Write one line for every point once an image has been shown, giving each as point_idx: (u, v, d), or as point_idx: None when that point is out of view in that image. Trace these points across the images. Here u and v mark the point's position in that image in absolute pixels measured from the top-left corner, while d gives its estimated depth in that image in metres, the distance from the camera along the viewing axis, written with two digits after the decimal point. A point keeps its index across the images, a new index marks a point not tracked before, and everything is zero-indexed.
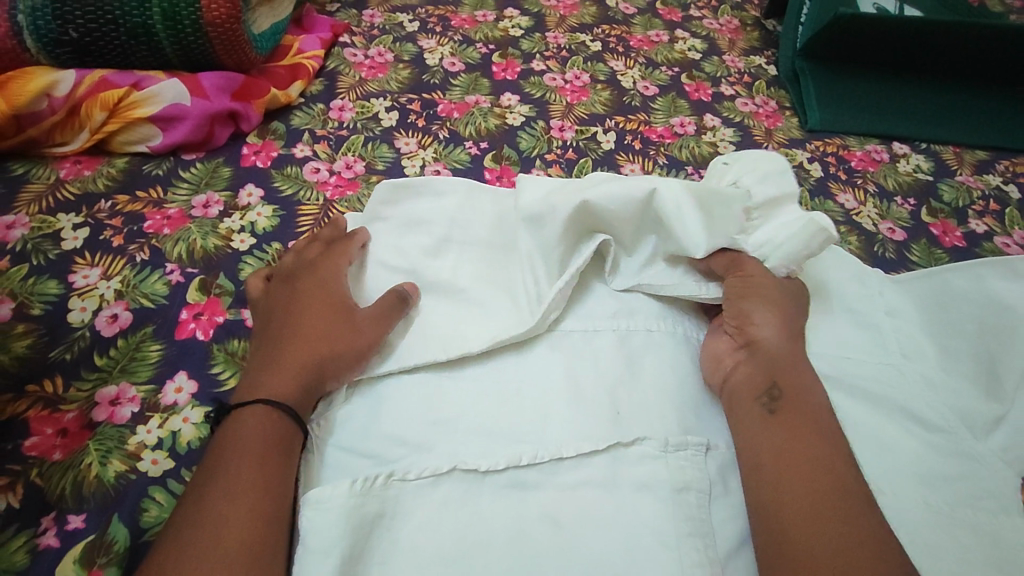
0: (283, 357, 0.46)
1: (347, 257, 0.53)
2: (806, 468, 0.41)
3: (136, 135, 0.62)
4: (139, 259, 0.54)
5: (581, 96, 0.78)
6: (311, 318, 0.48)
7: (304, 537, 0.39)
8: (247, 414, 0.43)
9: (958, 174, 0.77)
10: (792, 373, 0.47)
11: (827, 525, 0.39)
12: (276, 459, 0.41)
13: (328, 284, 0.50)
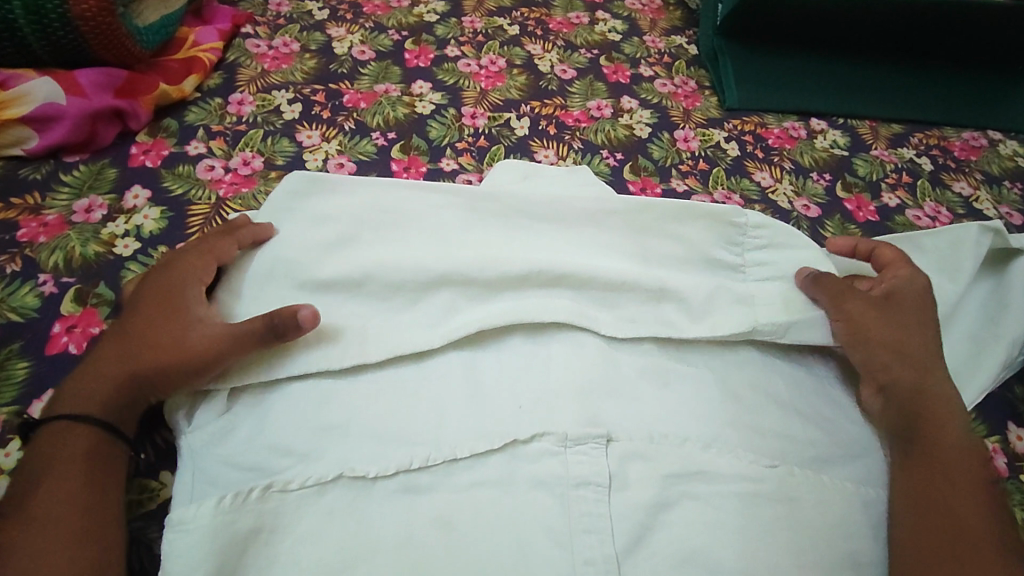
0: (119, 363, 0.44)
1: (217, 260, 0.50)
2: (950, 499, 0.44)
3: (8, 138, 0.58)
4: (9, 271, 0.51)
5: (496, 81, 0.76)
6: (156, 326, 0.45)
7: (166, 562, 0.38)
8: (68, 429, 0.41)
9: (874, 147, 0.78)
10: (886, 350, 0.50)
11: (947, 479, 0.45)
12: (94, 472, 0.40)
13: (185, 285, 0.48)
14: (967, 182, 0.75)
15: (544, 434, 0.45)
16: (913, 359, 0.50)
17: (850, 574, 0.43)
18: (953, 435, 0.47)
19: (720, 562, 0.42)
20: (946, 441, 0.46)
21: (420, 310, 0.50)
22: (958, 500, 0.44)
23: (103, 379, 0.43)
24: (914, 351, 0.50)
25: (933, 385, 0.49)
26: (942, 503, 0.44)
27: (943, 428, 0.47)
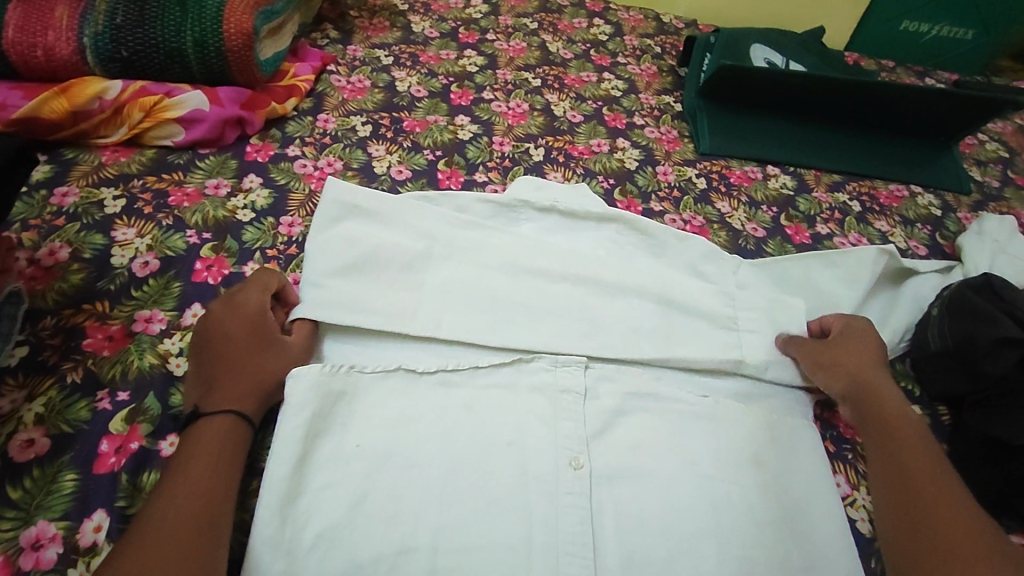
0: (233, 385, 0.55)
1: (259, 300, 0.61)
2: (905, 473, 0.58)
3: (163, 132, 0.78)
4: (165, 224, 0.70)
5: (521, 120, 0.98)
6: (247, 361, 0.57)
7: (288, 397, 0.55)
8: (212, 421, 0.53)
9: (815, 191, 0.98)
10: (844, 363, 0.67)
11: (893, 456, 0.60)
12: (229, 441, 0.52)
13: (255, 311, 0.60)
14: (887, 222, 0.95)
15: (538, 358, 0.64)
16: (860, 369, 0.67)
17: (753, 468, 0.60)
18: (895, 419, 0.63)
19: (658, 450, 0.59)
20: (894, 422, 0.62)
21: (458, 269, 0.69)
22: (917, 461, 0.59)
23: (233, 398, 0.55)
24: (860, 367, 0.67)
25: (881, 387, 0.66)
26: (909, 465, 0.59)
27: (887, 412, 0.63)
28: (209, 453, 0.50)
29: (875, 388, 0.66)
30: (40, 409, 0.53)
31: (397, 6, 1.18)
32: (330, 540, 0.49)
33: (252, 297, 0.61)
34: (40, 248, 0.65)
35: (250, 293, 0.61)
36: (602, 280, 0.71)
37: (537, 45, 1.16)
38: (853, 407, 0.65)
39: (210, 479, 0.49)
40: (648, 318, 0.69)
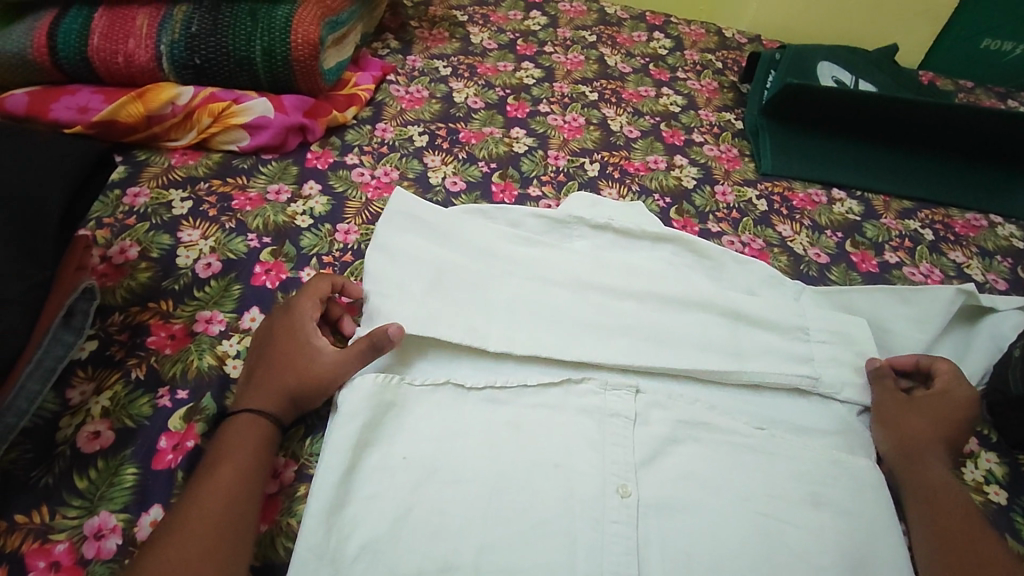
0: (268, 384, 0.56)
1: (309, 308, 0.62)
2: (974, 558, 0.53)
3: (229, 137, 0.81)
4: (228, 227, 0.72)
5: (576, 134, 0.97)
6: (288, 362, 0.58)
7: (342, 403, 0.56)
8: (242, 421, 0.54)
9: (884, 217, 0.93)
10: (912, 426, 0.63)
11: (958, 540, 0.55)
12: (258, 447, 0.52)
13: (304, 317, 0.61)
14: (963, 253, 0.90)
15: (587, 379, 0.62)
16: (925, 439, 0.62)
17: (810, 509, 0.57)
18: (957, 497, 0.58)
19: (710, 482, 0.57)
20: (957, 511, 0.57)
21: (510, 284, 0.68)
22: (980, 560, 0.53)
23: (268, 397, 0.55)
24: (926, 434, 0.62)
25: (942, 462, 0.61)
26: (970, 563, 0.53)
27: (944, 497, 0.58)
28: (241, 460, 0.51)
29: (937, 461, 0.61)
30: (106, 403, 0.55)
31: (457, 18, 1.19)
32: (372, 551, 0.49)
33: (303, 305, 0.62)
34: (111, 246, 0.68)
35: (305, 300, 0.63)
36: (656, 302, 0.70)
37: (595, 58, 1.15)
38: (910, 477, 0.60)
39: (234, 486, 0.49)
40: (702, 344, 0.67)
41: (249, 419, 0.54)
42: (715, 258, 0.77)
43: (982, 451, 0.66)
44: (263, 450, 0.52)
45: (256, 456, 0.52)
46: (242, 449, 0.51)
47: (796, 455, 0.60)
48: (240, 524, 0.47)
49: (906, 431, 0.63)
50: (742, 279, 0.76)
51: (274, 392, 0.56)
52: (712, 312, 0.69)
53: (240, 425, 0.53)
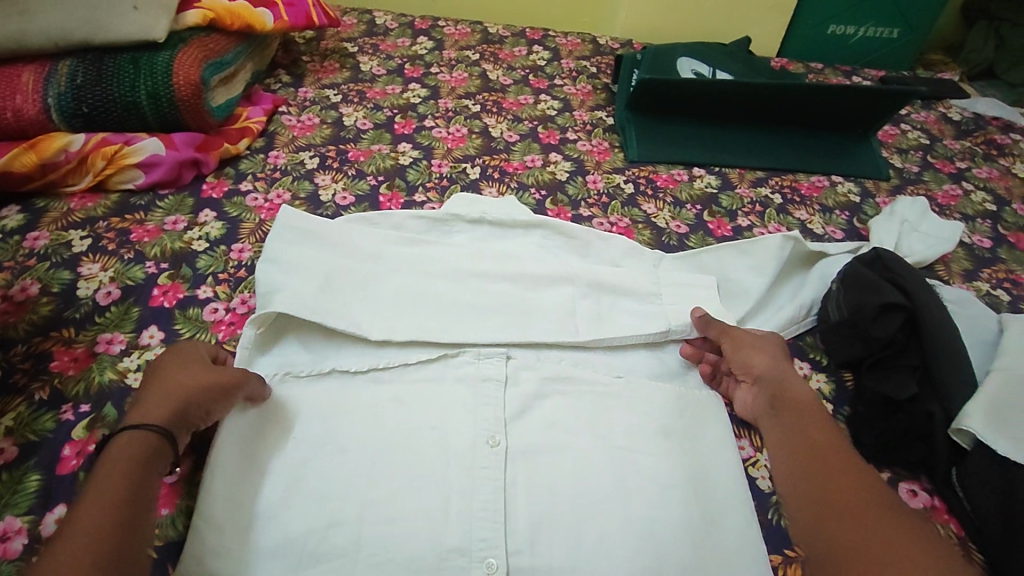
0: (155, 404, 0.55)
1: (202, 348, 0.62)
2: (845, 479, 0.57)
3: (125, 177, 0.87)
4: (126, 258, 0.78)
5: (459, 143, 1.06)
6: (175, 384, 0.57)
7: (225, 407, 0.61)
8: (124, 440, 0.51)
9: (738, 187, 1.05)
10: (756, 365, 0.69)
11: (829, 465, 0.59)
12: (141, 465, 0.51)
13: (194, 352, 0.61)
14: (806, 211, 1.02)
15: (462, 351, 0.70)
16: (776, 379, 0.68)
17: (661, 437, 0.65)
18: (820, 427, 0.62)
19: (572, 426, 0.65)
20: (829, 447, 0.60)
21: (392, 277, 0.75)
22: (857, 495, 0.55)
23: (156, 414, 0.54)
24: (781, 375, 0.68)
25: (807, 395, 0.66)
26: (842, 496, 0.56)
27: (816, 437, 0.61)
28: (124, 475, 0.49)
29: (799, 395, 0.66)
30: (11, 422, 0.60)
31: (347, 49, 1.28)
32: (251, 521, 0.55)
33: (199, 346, 0.62)
34: (12, 285, 0.73)
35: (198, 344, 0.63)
36: (527, 277, 0.77)
37: (477, 74, 1.25)
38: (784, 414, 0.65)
39: (115, 503, 0.48)
40: (567, 310, 0.75)
41: (130, 437, 0.52)
42: (581, 235, 0.86)
43: (812, 374, 0.77)
44: (146, 471, 0.51)
45: (132, 476, 0.50)
46: (123, 466, 0.50)
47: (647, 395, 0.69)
48: (120, 539, 0.46)
49: (763, 373, 0.68)
50: (607, 251, 0.85)
51: (160, 410, 0.54)
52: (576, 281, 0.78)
53: (117, 445, 0.51)
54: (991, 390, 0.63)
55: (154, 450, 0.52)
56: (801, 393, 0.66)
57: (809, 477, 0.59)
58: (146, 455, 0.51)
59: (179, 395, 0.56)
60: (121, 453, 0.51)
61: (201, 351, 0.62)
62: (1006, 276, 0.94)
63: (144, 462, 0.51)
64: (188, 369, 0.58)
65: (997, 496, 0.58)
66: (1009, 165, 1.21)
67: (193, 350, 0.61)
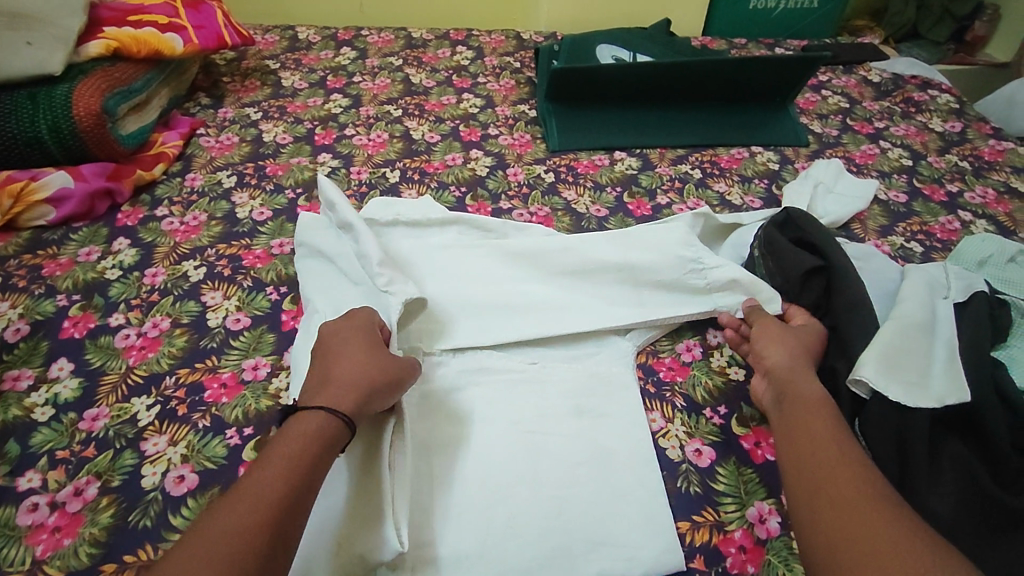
0: (338, 385, 0.56)
1: (365, 327, 0.64)
2: (843, 476, 0.53)
3: (35, 214, 0.86)
4: (37, 293, 0.77)
5: (380, 149, 1.06)
6: (350, 367, 0.58)
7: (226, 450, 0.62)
8: (311, 419, 0.53)
9: (658, 167, 1.06)
10: (776, 354, 0.66)
11: (827, 461, 0.54)
12: (320, 450, 0.51)
13: (356, 335, 0.62)
14: (725, 183, 1.04)
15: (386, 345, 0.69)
16: (788, 371, 0.64)
17: (573, 417, 0.66)
18: (823, 422, 0.58)
19: (483, 416, 0.66)
20: (837, 462, 0.54)
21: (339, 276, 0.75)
22: (855, 492, 0.51)
23: (339, 397, 0.55)
24: (788, 367, 0.64)
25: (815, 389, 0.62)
26: (838, 494, 0.51)
27: (820, 440, 0.56)
28: (292, 462, 0.50)
29: (807, 388, 0.62)
30: None
31: (269, 67, 1.28)
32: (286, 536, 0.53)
33: (359, 326, 0.63)
34: None
35: (359, 321, 0.64)
36: (445, 274, 0.79)
37: (400, 79, 1.26)
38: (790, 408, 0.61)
39: (285, 490, 0.48)
40: (490, 298, 0.76)
41: (321, 417, 0.53)
42: (502, 224, 0.87)
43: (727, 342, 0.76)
44: (321, 458, 0.51)
45: (311, 463, 0.50)
46: (300, 446, 0.51)
47: (557, 381, 0.70)
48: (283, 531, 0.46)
49: (773, 366, 0.65)
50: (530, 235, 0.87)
51: (346, 394, 0.56)
52: (496, 270, 0.80)
53: (297, 427, 0.52)
54: (886, 337, 0.65)
55: (337, 434, 0.53)
56: (812, 395, 0.61)
57: (805, 473, 0.54)
58: (322, 439, 0.52)
59: (360, 380, 0.57)
60: (292, 435, 0.52)
61: (361, 332, 0.63)
62: (919, 228, 0.96)
63: (317, 449, 0.51)
64: (364, 354, 0.60)
65: (895, 442, 0.60)
66: (926, 120, 1.23)
67: (355, 332, 0.63)
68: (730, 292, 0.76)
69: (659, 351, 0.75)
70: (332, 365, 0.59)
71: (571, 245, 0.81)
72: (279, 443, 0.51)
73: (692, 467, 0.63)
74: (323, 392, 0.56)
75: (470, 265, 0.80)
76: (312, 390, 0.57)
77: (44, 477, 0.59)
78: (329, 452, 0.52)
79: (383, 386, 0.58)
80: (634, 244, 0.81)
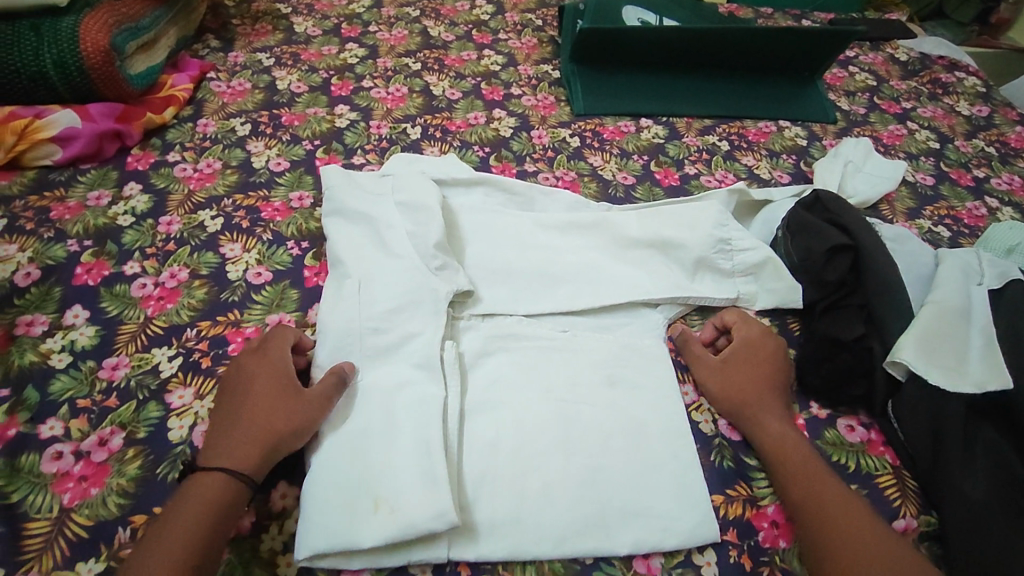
0: (236, 437, 0.55)
1: (279, 357, 0.61)
2: (830, 496, 0.55)
3: (41, 153, 0.82)
4: (46, 237, 0.74)
5: (399, 103, 1.02)
6: (258, 412, 0.56)
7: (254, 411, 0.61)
8: (211, 477, 0.52)
9: (685, 136, 1.04)
10: (735, 374, 0.66)
11: (811, 480, 0.56)
12: (222, 506, 0.51)
13: (252, 371, 0.60)
14: (753, 156, 1.02)
15: (421, 307, 0.66)
16: (748, 392, 0.64)
17: (604, 386, 0.65)
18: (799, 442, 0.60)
19: (515, 383, 0.65)
20: (823, 486, 0.56)
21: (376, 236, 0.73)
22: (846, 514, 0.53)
23: (241, 453, 0.54)
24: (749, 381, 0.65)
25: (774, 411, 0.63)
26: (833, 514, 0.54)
27: (800, 461, 0.58)
28: (196, 516, 0.49)
29: (770, 408, 0.63)
30: None
31: (280, 10, 1.22)
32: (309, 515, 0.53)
33: (274, 357, 0.61)
34: None
35: (246, 353, 0.62)
36: (476, 244, 0.78)
37: (418, 31, 1.21)
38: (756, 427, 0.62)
39: (188, 546, 0.48)
40: (523, 269, 0.76)
41: (217, 479, 0.52)
42: (533, 188, 0.85)
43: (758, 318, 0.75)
44: (223, 514, 0.51)
45: (210, 520, 0.50)
46: (199, 504, 0.50)
47: (590, 350, 0.69)
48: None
49: (723, 386, 0.65)
50: (562, 200, 0.85)
51: (250, 448, 0.54)
52: (528, 240, 0.79)
53: (196, 484, 0.52)
54: (925, 322, 0.64)
55: (236, 490, 0.52)
56: (771, 419, 0.62)
57: (798, 493, 0.56)
58: (226, 492, 0.51)
59: (266, 431, 0.55)
60: (196, 494, 0.51)
61: (270, 364, 0.60)
62: (946, 212, 0.95)
63: (220, 503, 0.51)
64: (268, 398, 0.57)
65: (929, 427, 0.60)
66: (953, 103, 1.21)
67: (250, 366, 0.60)
68: (753, 278, 0.76)
69: (689, 326, 0.74)
70: (238, 413, 0.56)
71: (604, 219, 0.81)
72: (178, 502, 0.51)
73: (725, 441, 0.63)
74: (227, 443, 0.54)
75: (501, 236, 0.80)
76: (215, 442, 0.55)
77: (66, 425, 0.58)
78: (229, 511, 0.51)
79: (292, 431, 0.56)
80: (665, 221, 0.80)
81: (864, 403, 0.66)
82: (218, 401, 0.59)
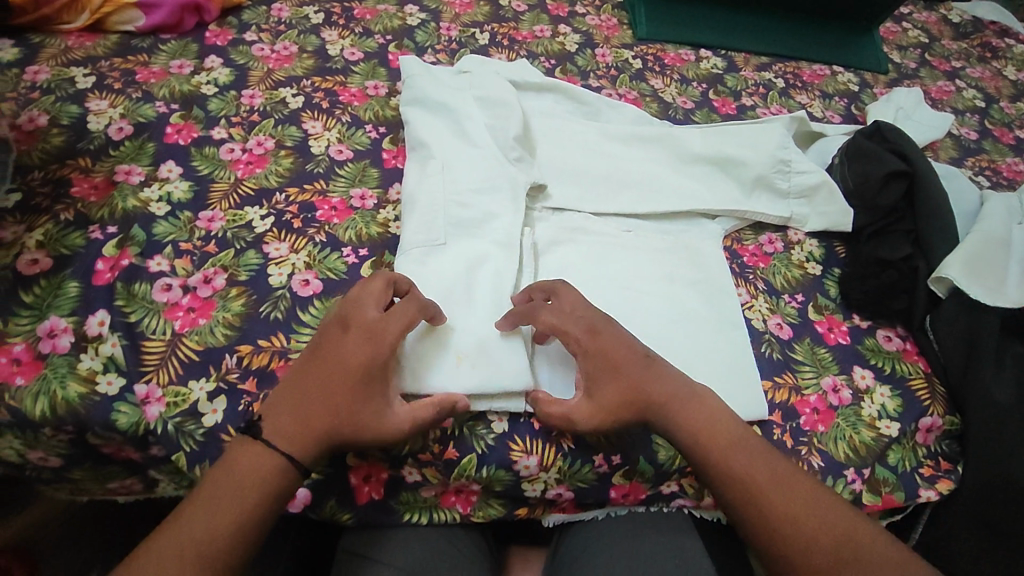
0: (313, 422, 0.52)
1: (390, 345, 0.55)
2: (766, 492, 0.52)
3: (124, 17, 0.83)
4: (134, 96, 0.76)
5: (467, 9, 1.03)
6: (345, 406, 0.52)
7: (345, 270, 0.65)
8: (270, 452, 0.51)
9: (743, 70, 1.06)
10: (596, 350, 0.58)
11: (751, 475, 0.53)
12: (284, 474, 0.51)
13: (355, 353, 0.54)
14: (807, 95, 1.04)
15: (498, 193, 0.71)
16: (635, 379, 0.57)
17: (666, 281, 0.70)
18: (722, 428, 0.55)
19: (585, 269, 0.69)
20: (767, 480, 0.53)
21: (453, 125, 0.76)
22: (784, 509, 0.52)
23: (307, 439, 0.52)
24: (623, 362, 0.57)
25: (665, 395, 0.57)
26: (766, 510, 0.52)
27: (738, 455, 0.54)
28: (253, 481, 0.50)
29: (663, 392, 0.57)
30: (40, 237, 0.62)
31: None
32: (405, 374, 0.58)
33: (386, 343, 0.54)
34: (19, 115, 0.71)
35: (357, 327, 0.55)
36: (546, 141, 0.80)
37: None
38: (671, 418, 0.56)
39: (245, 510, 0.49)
40: (591, 169, 0.78)
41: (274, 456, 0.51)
42: (601, 99, 0.87)
43: (806, 239, 0.79)
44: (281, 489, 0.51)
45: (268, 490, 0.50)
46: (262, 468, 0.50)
47: (652, 248, 0.73)
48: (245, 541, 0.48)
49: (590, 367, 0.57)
50: (625, 113, 0.87)
51: (315, 437, 0.52)
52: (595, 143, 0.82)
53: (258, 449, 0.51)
54: (971, 246, 0.69)
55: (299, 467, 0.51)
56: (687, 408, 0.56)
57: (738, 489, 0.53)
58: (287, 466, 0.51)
59: (340, 428, 0.52)
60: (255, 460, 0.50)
61: (380, 355, 0.54)
62: (987, 165, 0.99)
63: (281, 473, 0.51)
64: (360, 394, 0.53)
65: (963, 339, 0.66)
66: (1001, 67, 1.23)
67: (360, 346, 0.54)
68: (809, 200, 0.79)
69: (743, 239, 0.78)
70: (321, 393, 0.53)
71: (670, 131, 0.83)
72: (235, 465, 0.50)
73: (774, 337, 0.69)
74: (301, 422, 0.52)
75: (568, 136, 0.82)
76: (290, 413, 0.52)
77: (171, 263, 0.62)
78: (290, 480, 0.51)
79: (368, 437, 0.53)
80: (728, 140, 0.82)
81: (903, 318, 0.71)
82: (315, 360, 0.54)
